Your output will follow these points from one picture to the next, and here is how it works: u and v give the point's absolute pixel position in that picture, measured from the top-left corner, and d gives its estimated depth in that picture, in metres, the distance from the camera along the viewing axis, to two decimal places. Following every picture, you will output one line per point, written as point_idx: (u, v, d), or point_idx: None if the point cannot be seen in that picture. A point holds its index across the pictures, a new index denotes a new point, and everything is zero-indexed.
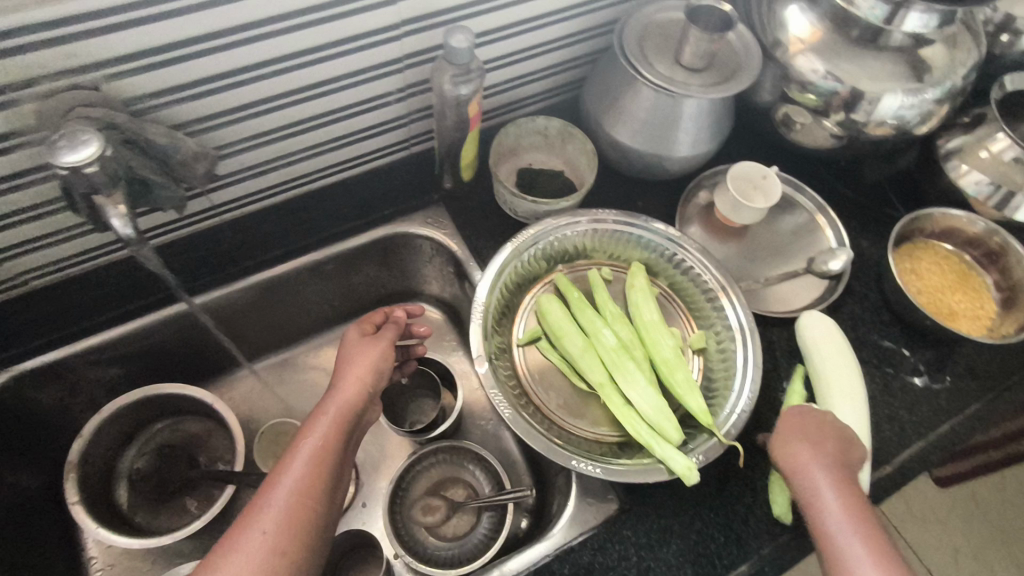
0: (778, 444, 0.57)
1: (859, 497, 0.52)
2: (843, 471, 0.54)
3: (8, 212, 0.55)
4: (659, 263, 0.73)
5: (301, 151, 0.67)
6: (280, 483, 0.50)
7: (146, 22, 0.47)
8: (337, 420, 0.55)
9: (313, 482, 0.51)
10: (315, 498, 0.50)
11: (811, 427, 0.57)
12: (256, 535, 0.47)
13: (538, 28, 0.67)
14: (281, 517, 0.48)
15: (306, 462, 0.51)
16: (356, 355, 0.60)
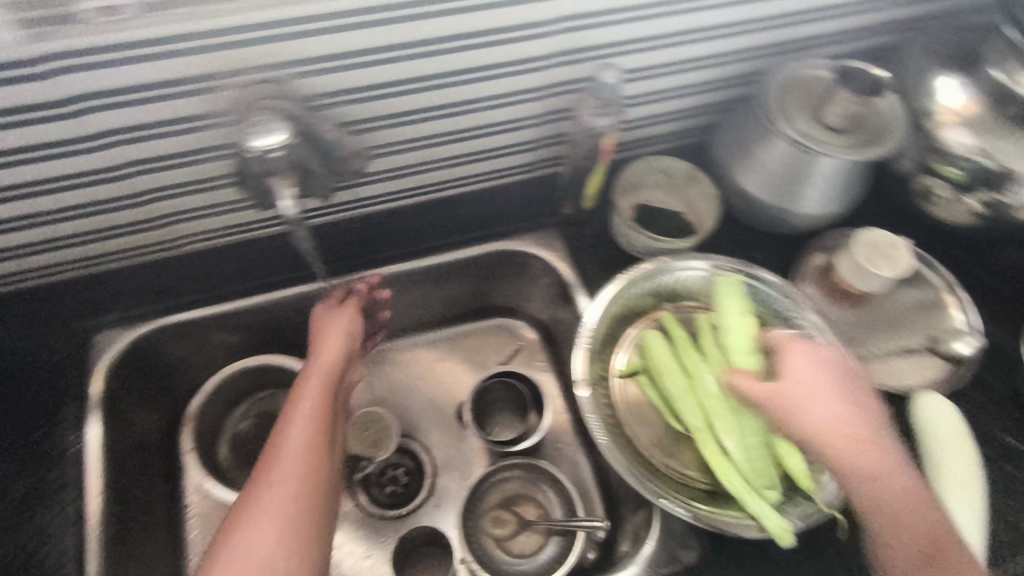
0: (789, 381, 0.57)
1: (885, 460, 0.53)
2: (855, 431, 0.55)
3: (183, 183, 0.61)
4: (771, 317, 0.72)
5: (440, 163, 0.70)
6: (279, 450, 0.54)
7: (338, 30, 0.51)
8: (321, 392, 0.59)
9: (311, 444, 0.55)
10: (318, 458, 0.54)
11: (795, 382, 0.57)
12: (270, 494, 0.51)
13: (681, 72, 0.69)
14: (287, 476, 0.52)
15: (299, 429, 0.55)
16: (327, 330, 0.65)
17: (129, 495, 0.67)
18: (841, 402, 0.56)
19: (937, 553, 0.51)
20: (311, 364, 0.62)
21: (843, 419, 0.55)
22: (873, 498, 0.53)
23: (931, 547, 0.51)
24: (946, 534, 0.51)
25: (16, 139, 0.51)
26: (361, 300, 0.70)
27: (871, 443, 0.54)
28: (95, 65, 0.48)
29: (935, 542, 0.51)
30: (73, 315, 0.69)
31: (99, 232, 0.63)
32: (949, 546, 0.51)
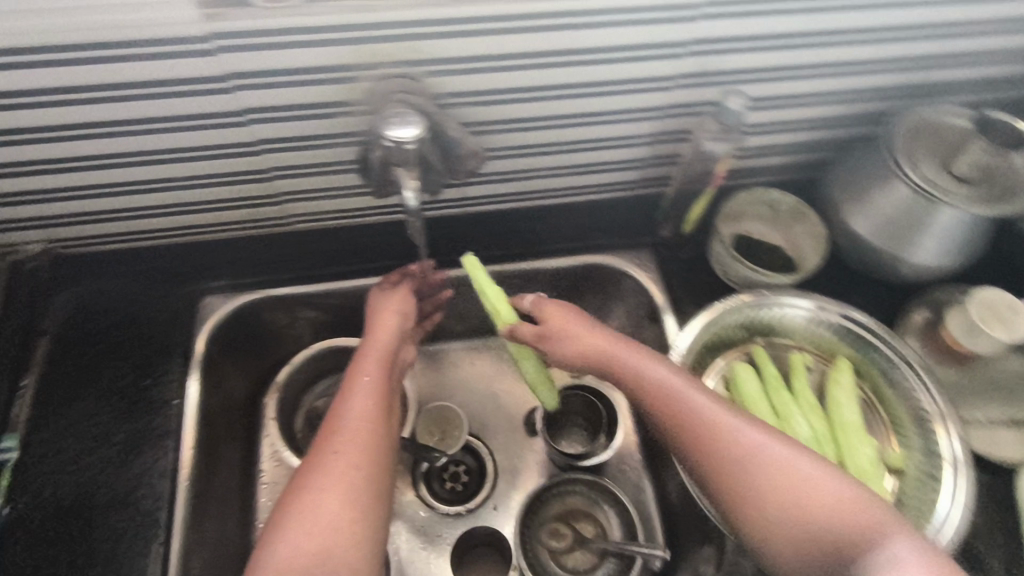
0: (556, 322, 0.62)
1: (677, 401, 0.54)
2: (664, 379, 0.56)
3: (308, 164, 0.63)
4: (868, 365, 0.69)
5: (548, 170, 0.71)
6: (340, 424, 0.53)
7: (481, 34, 0.53)
8: (379, 371, 0.58)
9: (370, 421, 0.54)
10: (377, 436, 0.53)
11: (559, 327, 0.61)
12: (331, 468, 0.50)
13: (803, 105, 0.69)
14: (347, 451, 0.51)
15: (357, 405, 0.55)
16: (383, 309, 0.64)
17: (214, 460, 0.68)
18: (629, 351, 0.59)
19: (782, 507, 0.48)
20: (367, 343, 0.61)
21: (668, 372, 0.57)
22: (672, 433, 0.55)
23: (777, 502, 0.48)
24: (779, 474, 0.49)
25: (173, 109, 0.55)
26: (414, 280, 0.69)
27: (671, 387, 0.55)
28: (256, 47, 0.50)
29: (767, 493, 0.49)
30: (187, 276, 0.72)
31: (226, 202, 0.67)
32: (800, 491, 0.48)
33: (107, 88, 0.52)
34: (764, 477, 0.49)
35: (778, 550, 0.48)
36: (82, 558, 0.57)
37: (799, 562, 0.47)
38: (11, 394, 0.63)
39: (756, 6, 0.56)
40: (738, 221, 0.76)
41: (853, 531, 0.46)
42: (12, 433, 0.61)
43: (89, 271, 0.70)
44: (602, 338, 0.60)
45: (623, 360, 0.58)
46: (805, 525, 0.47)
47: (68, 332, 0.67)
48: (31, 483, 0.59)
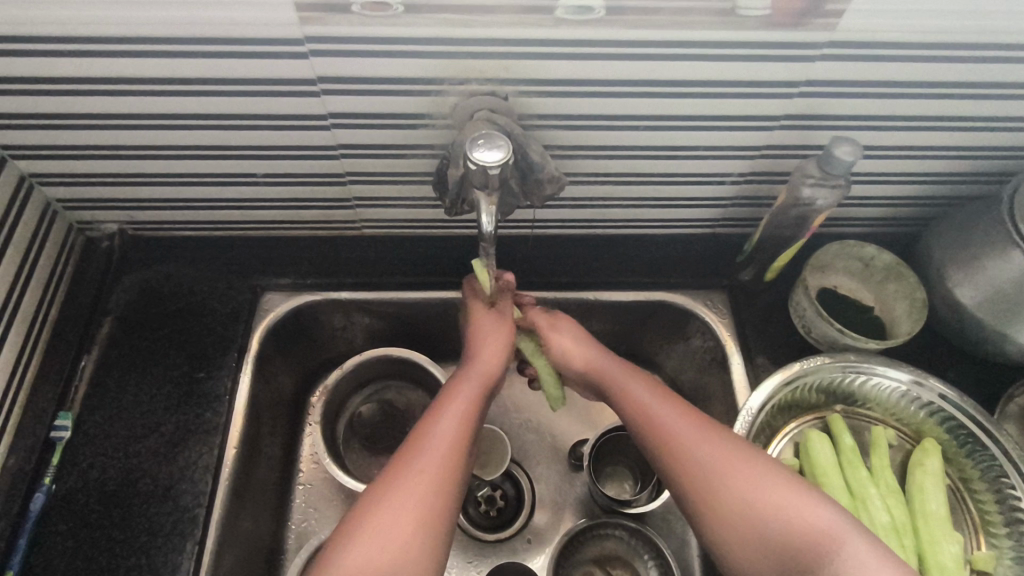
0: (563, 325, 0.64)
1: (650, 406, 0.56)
2: (646, 390, 0.57)
3: (382, 172, 0.62)
4: (957, 450, 0.63)
5: (626, 199, 0.68)
6: (428, 436, 0.52)
7: (577, 56, 0.50)
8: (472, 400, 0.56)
9: (460, 439, 0.53)
10: (461, 456, 0.52)
11: (556, 332, 0.63)
12: (413, 479, 0.49)
13: (915, 157, 0.63)
14: (431, 465, 0.50)
15: (449, 421, 0.53)
16: (485, 328, 0.62)
17: (257, 457, 0.65)
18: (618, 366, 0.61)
19: (737, 505, 0.48)
20: (472, 362, 0.60)
21: (646, 384, 0.58)
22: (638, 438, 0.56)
23: (731, 502, 0.48)
24: (739, 477, 0.49)
25: (255, 107, 0.54)
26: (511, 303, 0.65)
27: (646, 394, 0.57)
28: (350, 54, 0.49)
29: (725, 492, 0.49)
30: (251, 271, 0.71)
31: (298, 201, 0.67)
32: (761, 496, 0.48)
33: (199, 82, 0.52)
34: (725, 478, 0.49)
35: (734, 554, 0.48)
36: (120, 545, 0.57)
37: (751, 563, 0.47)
38: (72, 371, 0.64)
39: (879, 50, 0.51)
40: (826, 272, 0.70)
41: (807, 534, 0.46)
42: (67, 410, 0.62)
43: (163, 257, 0.71)
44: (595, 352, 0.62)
45: (606, 372, 0.61)
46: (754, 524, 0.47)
47: (131, 315, 0.67)
48: (79, 463, 0.60)
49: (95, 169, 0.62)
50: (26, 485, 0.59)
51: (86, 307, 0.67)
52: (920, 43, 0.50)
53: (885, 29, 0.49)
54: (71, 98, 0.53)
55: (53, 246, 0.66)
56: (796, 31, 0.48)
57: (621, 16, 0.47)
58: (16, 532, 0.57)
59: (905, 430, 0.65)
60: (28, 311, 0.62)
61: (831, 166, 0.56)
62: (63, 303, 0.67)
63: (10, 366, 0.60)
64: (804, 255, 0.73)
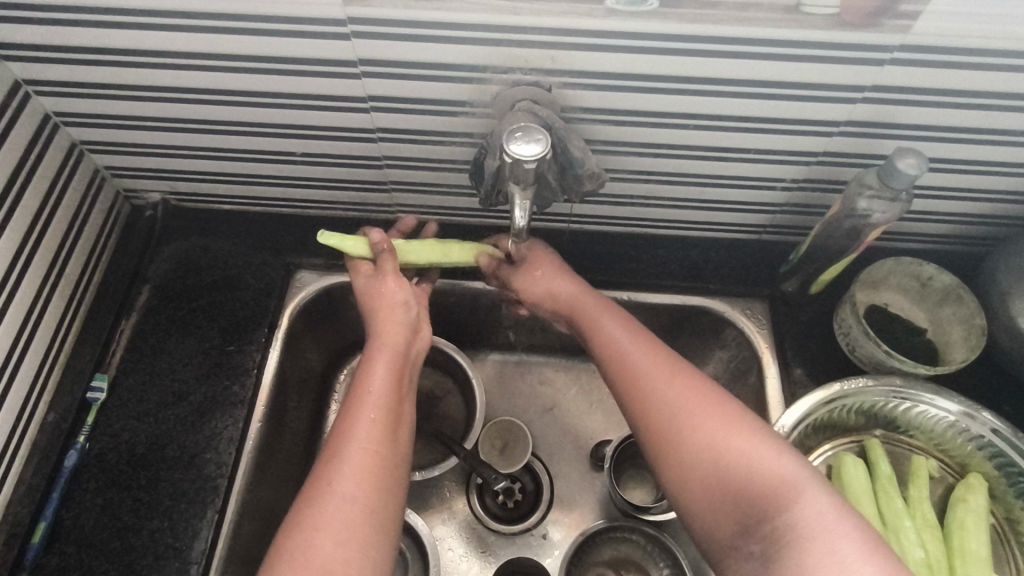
0: (538, 266, 0.62)
1: (625, 356, 0.53)
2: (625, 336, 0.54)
3: (420, 158, 0.61)
4: (1004, 489, 0.59)
5: (669, 200, 0.65)
6: (353, 427, 0.48)
7: (627, 50, 0.48)
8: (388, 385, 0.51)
9: (378, 431, 0.48)
10: (383, 457, 0.47)
11: (533, 274, 0.62)
12: (341, 478, 0.45)
13: (986, 173, 0.58)
14: (358, 458, 0.46)
15: (374, 404, 0.49)
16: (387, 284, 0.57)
17: (281, 432, 0.66)
18: (593, 309, 0.58)
19: (708, 472, 0.45)
20: (380, 339, 0.54)
21: (625, 327, 0.55)
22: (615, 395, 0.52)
23: (700, 480, 0.45)
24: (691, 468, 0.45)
25: (296, 86, 0.54)
26: (386, 253, 0.58)
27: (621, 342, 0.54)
28: (393, 37, 0.48)
29: (694, 459, 0.45)
30: (286, 248, 0.71)
31: (335, 181, 0.67)
32: (734, 462, 0.44)
33: (244, 60, 0.52)
34: (687, 445, 0.46)
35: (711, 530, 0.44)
36: (144, 507, 0.59)
37: (727, 537, 0.43)
38: (111, 334, 0.66)
39: (958, 57, 0.47)
40: (877, 289, 0.66)
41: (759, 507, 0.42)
42: (104, 372, 0.64)
43: (203, 230, 0.72)
44: (569, 288, 0.60)
45: (587, 314, 0.58)
46: (723, 490, 0.44)
47: (170, 284, 0.69)
48: (112, 425, 0.62)
49: (141, 139, 0.63)
50: (61, 442, 0.61)
51: (127, 273, 0.69)
52: (1003, 51, 0.46)
53: (965, 32, 0.45)
54: (124, 69, 0.54)
55: (100, 211, 0.68)
56: (864, 33, 0.45)
57: (676, 9, 0.45)
58: (51, 486, 0.59)
59: (948, 462, 0.62)
60: (73, 274, 0.64)
61: (893, 179, 0.52)
62: (107, 268, 0.69)
63: (54, 326, 0.62)
64: (855, 270, 0.69)
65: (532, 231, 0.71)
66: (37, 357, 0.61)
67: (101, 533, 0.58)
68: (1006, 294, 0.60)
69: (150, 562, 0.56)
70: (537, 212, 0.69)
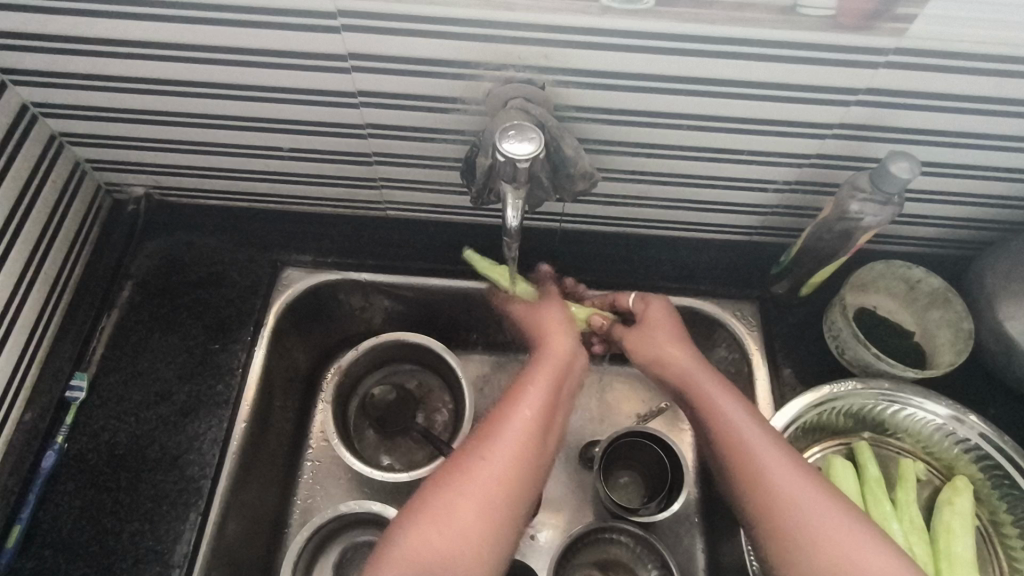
0: (665, 327, 0.61)
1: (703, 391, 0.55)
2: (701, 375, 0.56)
3: (410, 155, 0.61)
4: (990, 492, 0.60)
5: (662, 200, 0.65)
6: (488, 446, 0.49)
7: (622, 49, 0.47)
8: (546, 393, 0.53)
9: (529, 435, 0.50)
10: (523, 457, 0.49)
11: (647, 332, 0.61)
12: (467, 498, 0.46)
13: (976, 177, 0.58)
14: (490, 482, 0.47)
15: (517, 426, 0.50)
16: (547, 323, 0.61)
17: (266, 432, 0.64)
18: (701, 365, 0.57)
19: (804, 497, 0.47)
20: (544, 353, 0.57)
21: (695, 359, 0.58)
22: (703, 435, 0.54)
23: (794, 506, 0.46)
24: (792, 495, 0.47)
25: (283, 80, 0.53)
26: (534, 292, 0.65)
27: (703, 378, 0.56)
28: (385, 31, 0.47)
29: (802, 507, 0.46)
30: (273, 245, 0.70)
31: (324, 177, 0.65)
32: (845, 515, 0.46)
33: (230, 52, 0.50)
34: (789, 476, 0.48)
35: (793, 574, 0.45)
36: (125, 509, 0.57)
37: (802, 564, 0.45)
38: (92, 331, 0.65)
39: (952, 61, 0.47)
40: (865, 291, 0.66)
41: (839, 540, 0.45)
42: (84, 370, 0.63)
43: (188, 225, 0.71)
44: (668, 332, 0.60)
45: (689, 364, 0.57)
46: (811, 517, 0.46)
47: (152, 281, 0.67)
48: (92, 425, 0.61)
49: (124, 132, 0.61)
50: (38, 442, 0.60)
51: (109, 269, 0.67)
52: (997, 56, 0.46)
53: (959, 37, 0.45)
54: (105, 60, 0.52)
55: (80, 205, 0.66)
56: (860, 35, 0.45)
57: (672, 8, 0.44)
58: (27, 487, 0.58)
59: (935, 465, 0.62)
60: (52, 269, 0.62)
61: (885, 182, 0.51)
62: (87, 264, 0.67)
63: (32, 323, 0.61)
64: (845, 272, 0.69)
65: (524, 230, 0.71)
66: (13, 354, 0.59)
67: (80, 535, 0.56)
68: (994, 298, 0.60)
69: (130, 566, 0.55)
70: (530, 212, 0.68)
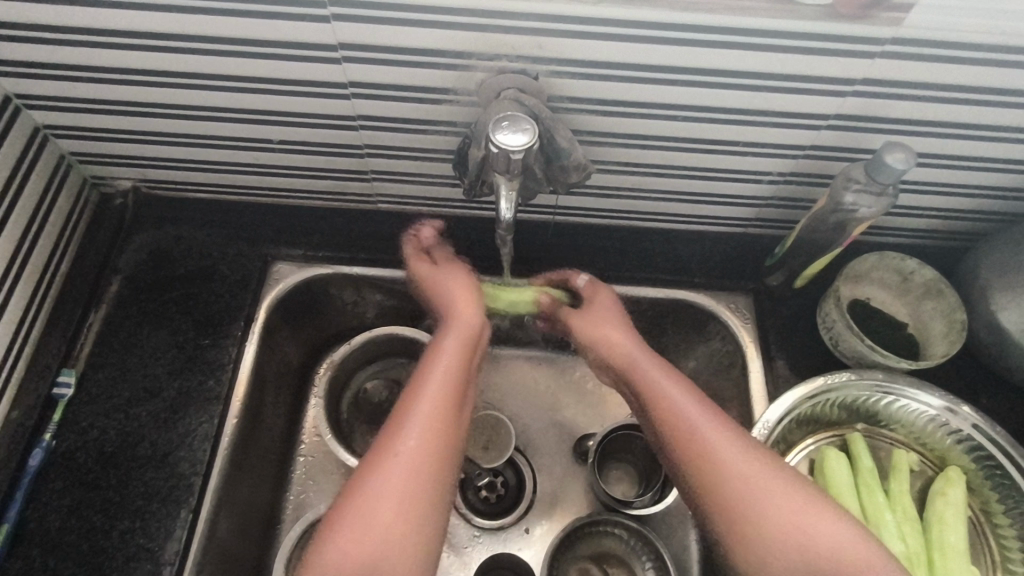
0: (601, 315, 0.62)
1: (639, 370, 0.57)
2: (631, 351, 0.58)
3: (402, 147, 0.60)
4: (982, 483, 0.60)
5: (655, 191, 0.64)
6: (403, 434, 0.49)
7: (615, 38, 0.47)
8: (453, 375, 0.53)
9: (442, 424, 0.49)
10: (438, 448, 0.49)
11: (592, 309, 0.63)
12: (390, 492, 0.46)
13: (970, 168, 0.58)
14: (412, 473, 0.47)
15: (428, 416, 0.49)
16: (451, 289, 0.60)
17: (258, 429, 0.64)
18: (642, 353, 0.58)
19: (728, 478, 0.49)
20: (449, 328, 0.57)
21: (627, 336, 0.60)
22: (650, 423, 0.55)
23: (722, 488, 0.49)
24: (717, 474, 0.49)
25: (272, 71, 0.52)
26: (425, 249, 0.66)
27: (644, 369, 0.57)
28: (375, 20, 0.46)
29: (730, 482, 0.49)
30: (264, 239, 0.69)
31: (314, 169, 0.65)
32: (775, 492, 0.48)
33: (217, 41, 0.50)
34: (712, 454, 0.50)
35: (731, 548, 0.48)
36: (115, 507, 0.57)
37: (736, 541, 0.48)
38: (79, 327, 0.64)
39: (947, 51, 0.47)
40: (860, 282, 0.66)
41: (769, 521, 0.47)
42: (72, 367, 0.62)
43: (176, 219, 0.70)
44: (601, 312, 0.62)
45: (630, 359, 0.58)
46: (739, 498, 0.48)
47: (141, 276, 0.66)
48: (80, 422, 0.60)
49: (111, 124, 0.60)
50: (26, 440, 0.59)
51: (96, 264, 0.66)
52: (994, 46, 0.46)
53: (955, 27, 0.45)
54: (90, 50, 0.51)
55: (66, 200, 0.65)
56: (856, 25, 0.45)
57: None
58: (14, 486, 0.57)
59: (927, 456, 0.62)
60: (38, 265, 0.61)
61: (880, 173, 0.51)
62: (74, 260, 0.66)
63: (17, 320, 0.60)
64: (839, 264, 0.69)
65: (517, 223, 0.70)
66: None
67: (69, 534, 0.56)
68: (987, 288, 0.60)
69: (121, 564, 0.54)
70: (522, 204, 0.68)
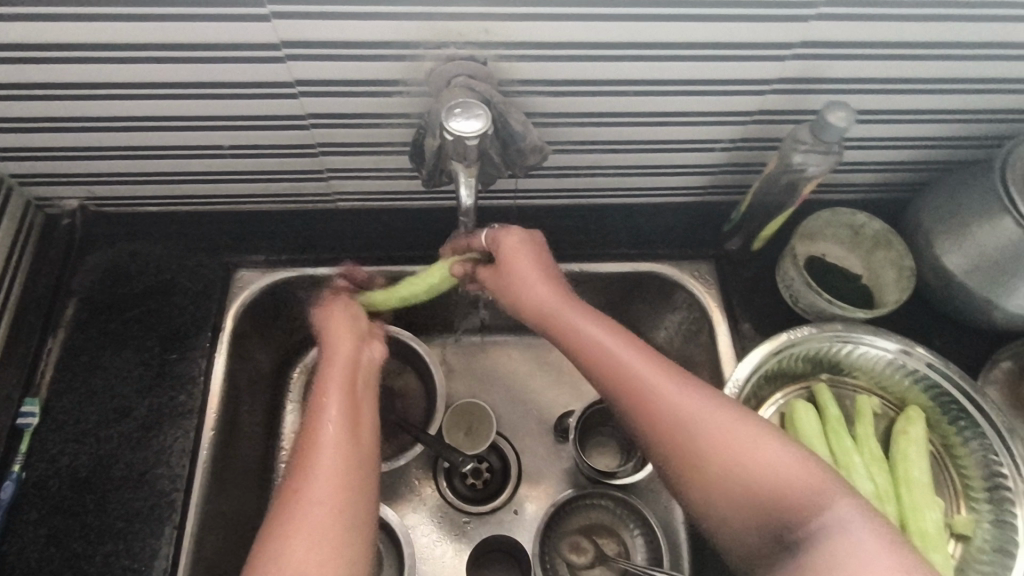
0: (530, 273, 0.57)
1: (586, 340, 0.52)
2: (580, 318, 0.54)
3: (357, 143, 0.59)
4: (941, 418, 0.63)
5: (611, 168, 0.65)
6: (302, 474, 0.46)
7: (559, 18, 0.47)
8: (342, 405, 0.51)
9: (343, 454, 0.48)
10: (344, 480, 0.46)
11: (508, 264, 0.57)
12: (301, 534, 0.43)
13: (908, 122, 0.61)
14: (317, 510, 0.44)
15: (326, 452, 0.47)
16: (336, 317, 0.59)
17: (236, 440, 0.63)
18: (583, 322, 0.53)
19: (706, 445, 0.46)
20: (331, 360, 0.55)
21: (567, 299, 0.55)
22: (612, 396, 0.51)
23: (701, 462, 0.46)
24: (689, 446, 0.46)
25: (216, 74, 0.51)
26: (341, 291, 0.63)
27: (597, 338, 0.52)
28: (317, 15, 0.46)
29: (704, 452, 0.46)
30: (223, 247, 0.68)
31: (268, 172, 0.64)
32: (751, 455, 0.45)
33: (156, 48, 0.48)
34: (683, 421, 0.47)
35: (718, 523, 0.45)
36: (95, 532, 0.56)
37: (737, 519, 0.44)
38: (38, 354, 0.62)
39: (878, 9, 0.48)
40: (814, 240, 0.68)
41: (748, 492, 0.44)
42: (35, 396, 0.60)
43: (130, 235, 0.68)
44: (527, 273, 0.57)
45: (573, 329, 0.53)
46: (724, 465, 0.45)
47: (98, 296, 0.65)
48: (49, 450, 0.58)
49: (50, 142, 0.58)
50: None
51: (48, 288, 0.64)
52: (920, 2, 0.48)
53: None
54: (20, 66, 0.49)
55: (8, 224, 0.62)
56: None
57: None
58: None
59: (889, 398, 0.66)
60: None
61: (825, 133, 0.53)
62: (24, 285, 0.64)
63: None
64: (793, 223, 0.72)
65: (479, 210, 0.70)
66: None
67: (50, 565, 0.54)
68: (930, 235, 0.63)
69: None
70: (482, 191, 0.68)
